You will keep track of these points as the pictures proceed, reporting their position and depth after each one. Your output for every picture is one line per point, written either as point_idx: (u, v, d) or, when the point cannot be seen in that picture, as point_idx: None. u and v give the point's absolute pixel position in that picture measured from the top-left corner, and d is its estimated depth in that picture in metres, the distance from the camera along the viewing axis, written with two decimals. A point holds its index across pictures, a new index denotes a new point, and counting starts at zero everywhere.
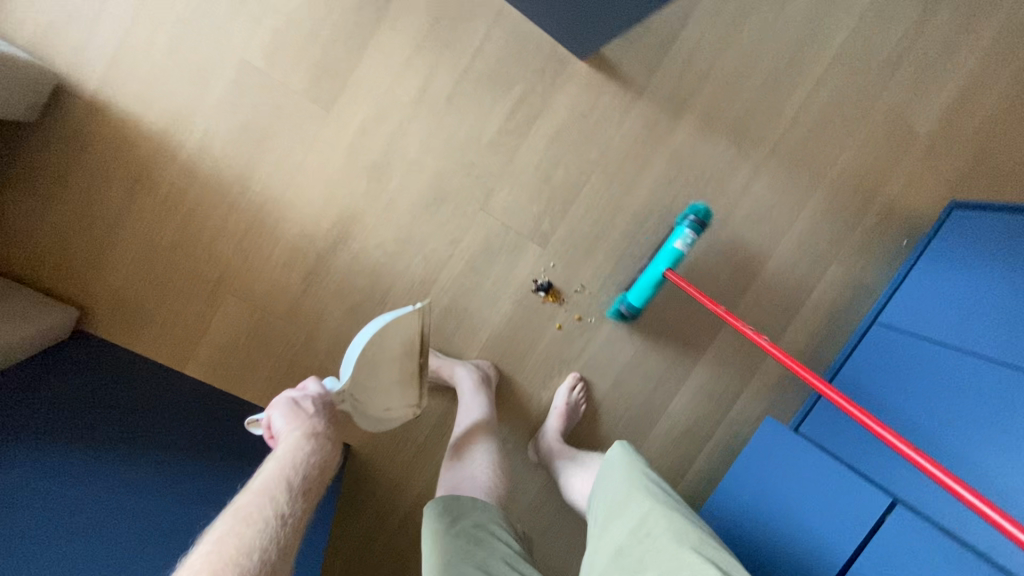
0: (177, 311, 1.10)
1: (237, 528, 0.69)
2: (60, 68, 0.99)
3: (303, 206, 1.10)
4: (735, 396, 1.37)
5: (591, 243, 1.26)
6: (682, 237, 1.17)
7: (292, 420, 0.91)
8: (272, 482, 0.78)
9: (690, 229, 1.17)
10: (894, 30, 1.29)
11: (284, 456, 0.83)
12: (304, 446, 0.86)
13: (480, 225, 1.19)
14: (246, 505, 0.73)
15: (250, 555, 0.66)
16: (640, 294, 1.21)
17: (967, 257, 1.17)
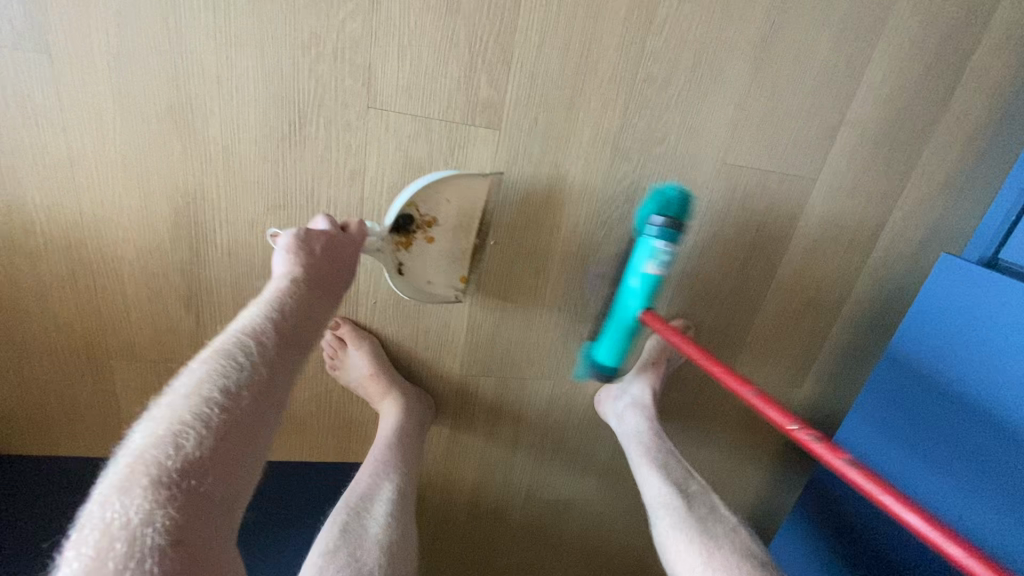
0: (72, 398, 0.83)
1: (217, 371, 0.49)
2: None
3: (120, 212, 0.72)
4: (878, 225, 0.91)
5: (573, 89, 0.74)
6: (655, 258, 0.76)
7: (303, 255, 0.64)
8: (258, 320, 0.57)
9: (664, 247, 0.76)
10: None
11: (274, 294, 0.60)
12: (298, 286, 0.62)
13: (381, 132, 0.72)
14: (227, 342, 0.53)
15: (232, 400, 0.48)
16: (610, 353, 0.84)
17: None
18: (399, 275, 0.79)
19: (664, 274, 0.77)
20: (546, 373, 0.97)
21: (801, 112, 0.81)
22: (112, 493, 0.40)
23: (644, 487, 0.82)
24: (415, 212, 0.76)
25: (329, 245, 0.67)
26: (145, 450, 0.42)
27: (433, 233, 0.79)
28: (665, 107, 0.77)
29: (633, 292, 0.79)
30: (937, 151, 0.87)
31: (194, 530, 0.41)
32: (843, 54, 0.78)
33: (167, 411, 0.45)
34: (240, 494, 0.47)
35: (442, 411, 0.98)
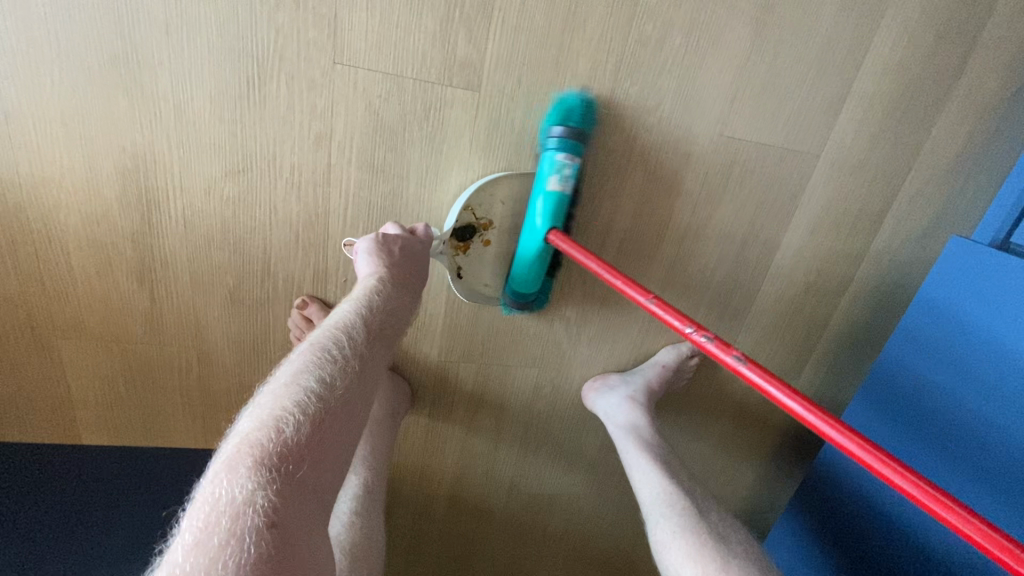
0: (18, 380, 0.77)
1: (315, 362, 0.49)
2: None
3: (61, 175, 0.66)
4: (884, 206, 0.86)
5: (558, 47, 0.68)
6: (555, 172, 0.68)
7: (384, 259, 0.64)
8: (350, 318, 0.56)
9: (565, 159, 0.68)
10: None
11: (361, 295, 0.60)
12: (381, 288, 0.61)
13: (350, 91, 0.66)
14: (324, 337, 0.52)
15: (329, 391, 0.47)
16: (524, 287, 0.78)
17: None
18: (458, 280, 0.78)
19: (568, 191, 0.69)
20: (532, 360, 0.92)
21: (805, 79, 0.75)
22: (220, 472, 0.39)
23: (638, 490, 0.77)
24: (473, 216, 0.74)
25: (405, 248, 0.67)
26: (249, 432, 0.41)
27: (490, 236, 0.77)
28: (658, 71, 0.71)
29: (535, 230, 0.72)
30: (949, 125, 0.81)
31: (290, 519, 0.38)
32: (850, 18, 0.73)
33: (268, 398, 0.44)
34: (328, 487, 0.44)
35: (420, 399, 0.92)
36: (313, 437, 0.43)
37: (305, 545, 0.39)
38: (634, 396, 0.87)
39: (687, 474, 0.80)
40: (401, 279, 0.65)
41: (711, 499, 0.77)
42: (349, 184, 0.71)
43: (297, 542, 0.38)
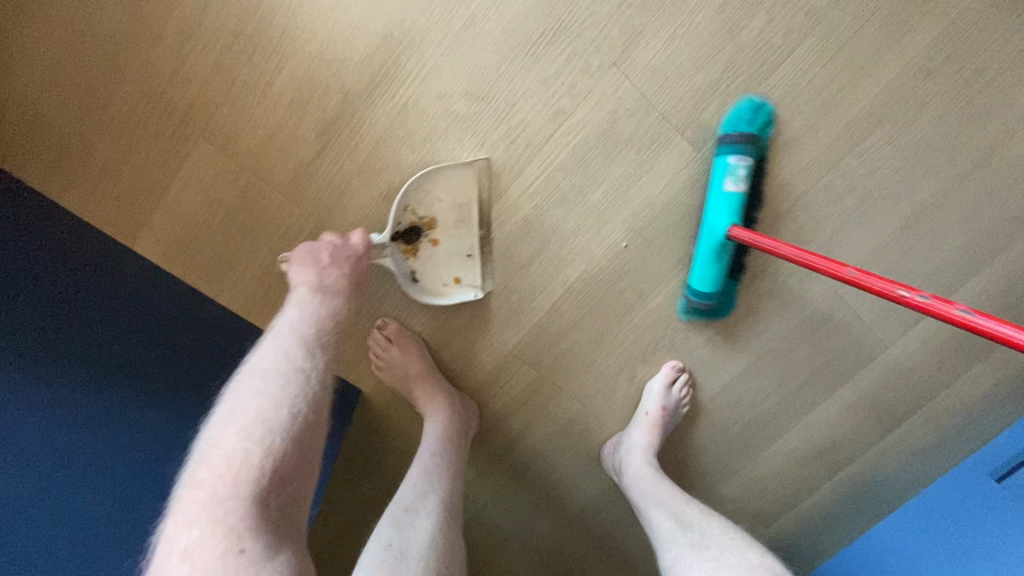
0: (129, 154, 0.73)
1: (270, 392, 0.57)
2: None
3: (330, 7, 0.66)
4: (908, 412, 1.00)
5: (772, 156, 0.78)
6: (730, 173, 0.74)
7: (318, 268, 0.71)
8: (307, 337, 0.65)
9: (738, 160, 0.73)
10: None
11: (299, 309, 0.68)
12: (314, 301, 0.70)
13: (607, 91, 0.72)
14: (277, 360, 0.61)
15: (276, 411, 0.56)
16: (707, 277, 0.80)
17: None
18: (415, 283, 0.80)
19: (742, 189, 0.74)
20: (584, 396, 0.93)
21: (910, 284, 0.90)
22: (200, 538, 0.47)
23: (653, 526, 0.81)
24: (414, 216, 0.76)
25: (336, 257, 0.72)
26: (182, 495, 0.51)
27: (436, 236, 0.78)
28: (826, 216, 0.83)
29: (716, 225, 0.76)
30: (985, 373, 0.98)
31: (269, 533, 0.49)
32: (965, 259, 0.89)
33: (190, 461, 0.53)
34: (291, 492, 0.54)
35: (468, 380, 0.90)
36: (278, 469, 0.53)
37: (287, 548, 0.50)
38: (643, 445, 0.89)
39: (683, 497, 0.82)
40: (346, 288, 0.71)
41: (713, 512, 0.79)
42: (552, 160, 0.75)
43: (276, 545, 0.49)
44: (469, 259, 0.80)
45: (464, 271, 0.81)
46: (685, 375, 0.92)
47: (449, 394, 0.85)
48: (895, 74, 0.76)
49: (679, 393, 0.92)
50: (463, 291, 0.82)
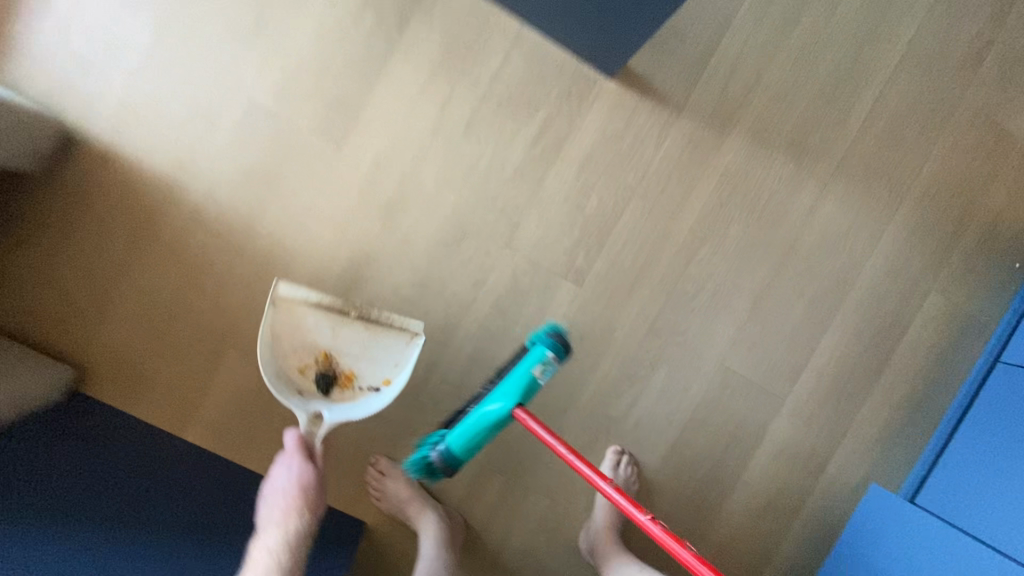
0: (180, 369, 1.02)
1: None
2: (78, 129, 0.98)
3: (314, 251, 1.02)
4: (824, 451, 1.19)
5: (635, 279, 1.10)
6: (541, 364, 0.87)
7: (285, 489, 0.89)
8: (275, 562, 0.82)
9: (551, 358, 0.87)
10: (963, 38, 1.16)
11: (278, 527, 0.87)
12: (289, 515, 0.88)
13: (506, 262, 1.05)
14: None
15: None
16: (461, 443, 0.87)
17: None
18: (377, 391, 0.95)
19: (541, 381, 0.87)
20: (549, 491, 1.12)
21: (779, 347, 1.16)
22: None
23: None
24: (311, 368, 0.94)
25: (296, 467, 0.90)
26: None
27: (331, 353, 0.95)
28: (691, 311, 1.12)
29: (494, 407, 0.87)
30: (870, 406, 1.20)
31: None
32: (810, 321, 1.17)
33: None
34: None
35: (452, 495, 1.10)
36: None
37: None
38: (605, 528, 1.07)
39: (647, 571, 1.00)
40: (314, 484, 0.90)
41: None
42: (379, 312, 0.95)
43: None
44: (379, 340, 0.96)
45: (398, 343, 0.96)
46: (626, 456, 1.12)
47: (434, 509, 1.05)
48: (701, 211, 1.10)
49: (626, 472, 1.12)
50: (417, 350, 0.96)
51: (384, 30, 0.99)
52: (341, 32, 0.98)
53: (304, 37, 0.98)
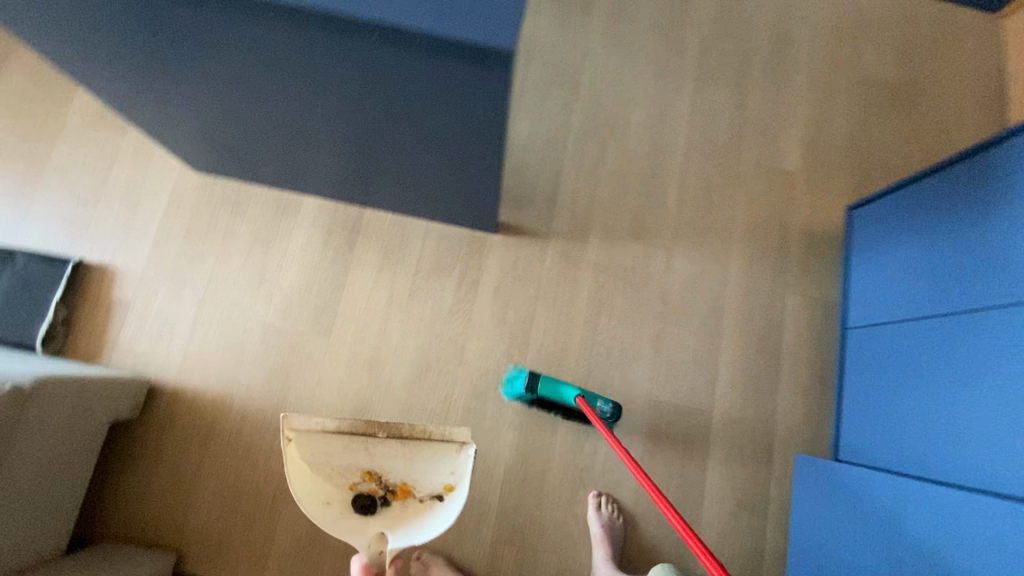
0: (251, 532, 1.34)
1: None
2: (151, 379, 1.39)
3: (328, 411, 1.40)
4: (762, 442, 1.46)
5: (561, 357, 1.47)
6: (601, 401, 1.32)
7: None
8: None
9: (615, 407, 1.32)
10: (725, 121, 1.66)
11: None
12: None
13: (465, 375, 1.44)
14: None
15: None
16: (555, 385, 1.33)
17: (872, 252, 1.41)
18: (439, 499, 1.01)
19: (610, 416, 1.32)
20: (554, 544, 1.37)
21: (689, 372, 1.49)
22: None
23: None
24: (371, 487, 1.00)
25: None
26: None
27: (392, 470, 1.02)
28: (611, 367, 1.47)
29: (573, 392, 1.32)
30: (781, 393, 1.49)
31: None
32: (705, 344, 1.51)
33: None
34: None
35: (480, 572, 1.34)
36: None
37: None
38: (604, 560, 1.31)
39: None
40: None
41: None
42: (418, 433, 1.02)
43: None
44: (419, 450, 1.02)
45: (448, 455, 1.03)
46: (605, 496, 1.39)
47: None
48: (589, 294, 1.51)
49: (609, 511, 1.37)
50: (469, 460, 1.03)
51: (340, 252, 1.48)
52: (311, 263, 1.47)
53: (290, 272, 1.47)
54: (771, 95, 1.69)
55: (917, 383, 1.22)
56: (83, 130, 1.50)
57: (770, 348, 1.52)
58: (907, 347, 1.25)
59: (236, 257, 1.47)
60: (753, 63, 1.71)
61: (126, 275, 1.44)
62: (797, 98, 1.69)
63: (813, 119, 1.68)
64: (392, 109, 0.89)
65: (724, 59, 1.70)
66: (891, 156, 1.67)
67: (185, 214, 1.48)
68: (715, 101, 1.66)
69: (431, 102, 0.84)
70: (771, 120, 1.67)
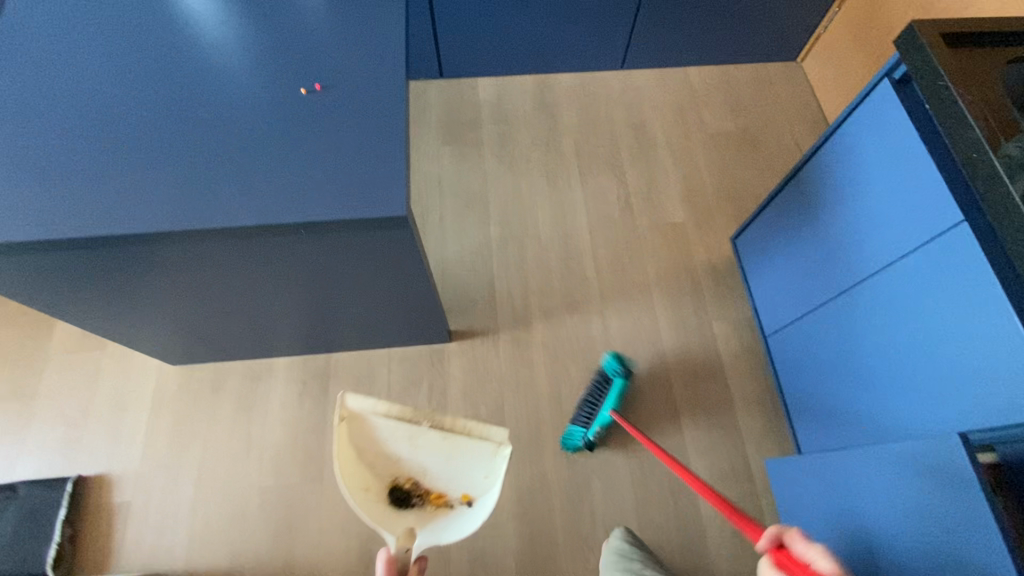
0: None
1: None
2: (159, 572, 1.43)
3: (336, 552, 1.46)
4: (735, 459, 1.59)
5: (537, 435, 1.60)
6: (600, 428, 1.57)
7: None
8: None
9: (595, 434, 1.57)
10: (615, 198, 1.98)
11: None
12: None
13: None
14: None
15: None
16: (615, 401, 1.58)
17: (760, 269, 1.63)
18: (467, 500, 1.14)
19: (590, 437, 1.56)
20: None
21: (653, 414, 1.64)
22: None
23: None
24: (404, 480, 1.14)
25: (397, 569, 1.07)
26: None
27: (428, 466, 1.14)
28: None
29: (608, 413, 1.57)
30: (737, 410, 1.65)
31: None
32: (658, 386, 1.68)
33: None
34: None
35: None
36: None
37: None
38: None
39: None
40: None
41: None
42: (459, 428, 1.10)
43: None
44: (459, 449, 1.11)
45: (486, 452, 1.11)
46: None
47: None
48: (546, 372, 1.69)
49: None
50: (503, 459, 1.09)
51: (317, 399, 1.63)
52: (293, 416, 1.60)
53: (275, 430, 1.59)
54: (645, 168, 2.04)
55: (834, 361, 1.32)
56: (67, 356, 1.66)
57: (714, 373, 1.70)
58: (813, 338, 1.40)
59: (223, 430, 1.59)
60: (621, 148, 2.08)
61: (122, 477, 1.53)
62: (665, 165, 2.05)
63: (683, 177, 2.02)
64: (329, 269, 1.11)
65: (599, 151, 2.07)
66: (755, 188, 2.01)
67: (170, 405, 1.61)
68: (601, 186, 2.00)
69: (358, 257, 1.07)
70: (651, 186, 2.00)
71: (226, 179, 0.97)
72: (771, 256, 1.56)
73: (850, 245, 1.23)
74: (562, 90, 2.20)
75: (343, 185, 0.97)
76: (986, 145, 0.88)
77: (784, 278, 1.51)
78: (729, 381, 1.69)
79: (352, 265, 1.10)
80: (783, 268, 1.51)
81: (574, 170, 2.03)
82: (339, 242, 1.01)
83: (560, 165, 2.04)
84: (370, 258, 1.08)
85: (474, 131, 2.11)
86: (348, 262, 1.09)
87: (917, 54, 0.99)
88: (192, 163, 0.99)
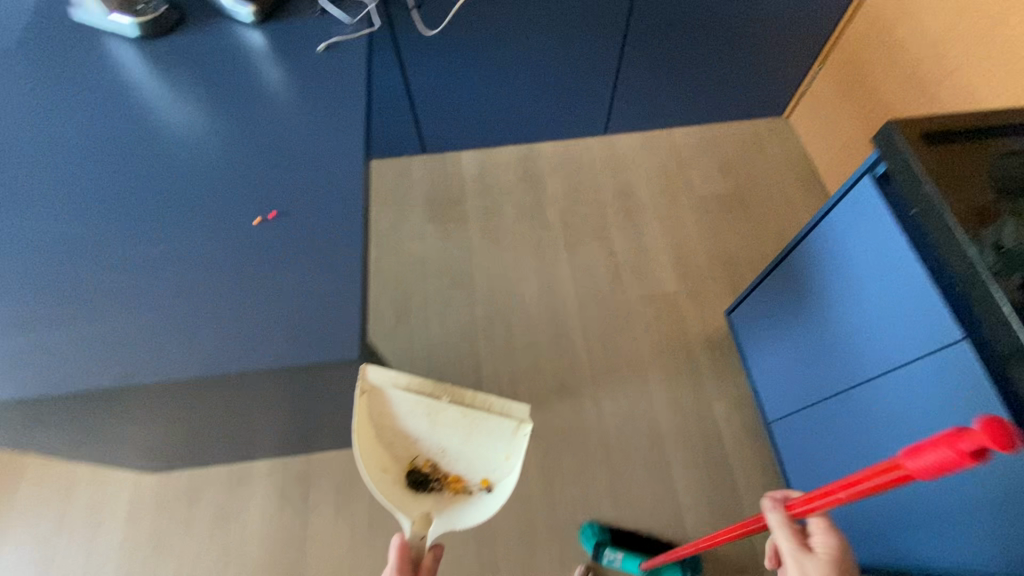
0: None
1: None
2: None
3: None
4: (743, 557, 1.49)
5: (529, 537, 1.51)
6: (615, 559, 1.43)
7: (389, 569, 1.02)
8: None
9: (609, 555, 1.43)
10: (604, 270, 1.92)
11: None
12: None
13: None
14: None
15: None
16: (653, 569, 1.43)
17: (756, 352, 1.55)
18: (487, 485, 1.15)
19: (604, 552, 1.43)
20: None
21: (652, 509, 1.54)
22: None
23: None
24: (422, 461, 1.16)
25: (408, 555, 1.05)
26: None
27: (446, 447, 1.15)
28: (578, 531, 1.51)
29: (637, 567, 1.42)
30: (742, 501, 1.55)
31: None
32: (657, 476, 1.58)
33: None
34: None
35: None
36: None
37: None
38: None
39: None
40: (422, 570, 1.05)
41: None
42: (479, 404, 1.08)
43: None
44: (477, 428, 1.10)
45: (509, 431, 1.09)
46: None
47: None
48: (537, 464, 1.60)
49: None
50: (524, 438, 1.09)
51: (297, 503, 1.56)
52: (273, 524, 1.53)
53: (252, 541, 1.51)
54: (634, 236, 1.98)
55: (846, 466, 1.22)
56: (45, 464, 1.62)
57: (716, 459, 1.61)
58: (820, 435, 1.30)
59: (199, 542, 1.52)
60: (609, 215, 2.03)
61: None
62: (655, 231, 1.99)
63: (674, 244, 1.96)
64: (284, 394, 1.11)
65: (585, 220, 2.03)
66: (749, 252, 1.94)
67: (146, 514, 1.55)
68: (590, 257, 1.95)
69: (311, 385, 1.07)
70: (641, 256, 1.94)
71: (175, 326, 0.96)
72: (768, 340, 1.48)
73: (853, 354, 1.15)
74: (547, 160, 2.19)
75: (295, 329, 0.96)
76: (987, 275, 0.81)
77: (784, 365, 1.42)
78: (732, 468, 1.59)
79: (306, 390, 1.10)
80: (781, 355, 1.43)
81: (562, 242, 1.98)
82: (290, 380, 1.01)
83: (546, 237, 1.99)
84: (323, 385, 1.08)
85: (458, 205, 2.09)
86: (302, 388, 1.09)
87: (895, 156, 0.94)
88: (144, 307, 0.98)
